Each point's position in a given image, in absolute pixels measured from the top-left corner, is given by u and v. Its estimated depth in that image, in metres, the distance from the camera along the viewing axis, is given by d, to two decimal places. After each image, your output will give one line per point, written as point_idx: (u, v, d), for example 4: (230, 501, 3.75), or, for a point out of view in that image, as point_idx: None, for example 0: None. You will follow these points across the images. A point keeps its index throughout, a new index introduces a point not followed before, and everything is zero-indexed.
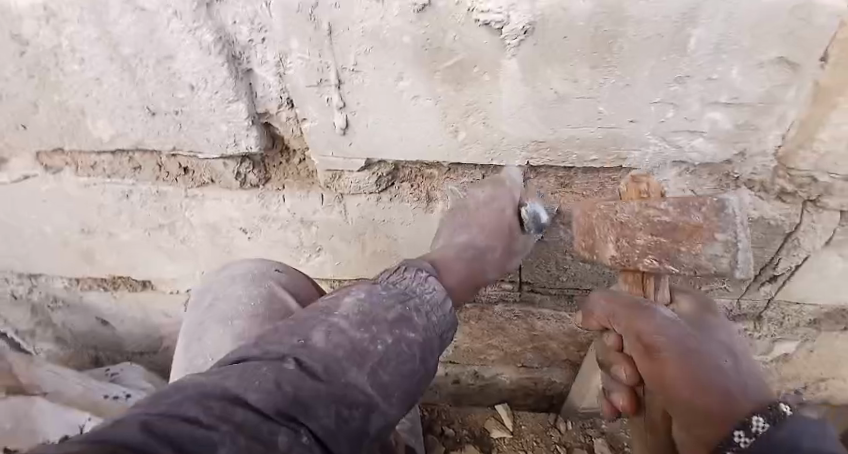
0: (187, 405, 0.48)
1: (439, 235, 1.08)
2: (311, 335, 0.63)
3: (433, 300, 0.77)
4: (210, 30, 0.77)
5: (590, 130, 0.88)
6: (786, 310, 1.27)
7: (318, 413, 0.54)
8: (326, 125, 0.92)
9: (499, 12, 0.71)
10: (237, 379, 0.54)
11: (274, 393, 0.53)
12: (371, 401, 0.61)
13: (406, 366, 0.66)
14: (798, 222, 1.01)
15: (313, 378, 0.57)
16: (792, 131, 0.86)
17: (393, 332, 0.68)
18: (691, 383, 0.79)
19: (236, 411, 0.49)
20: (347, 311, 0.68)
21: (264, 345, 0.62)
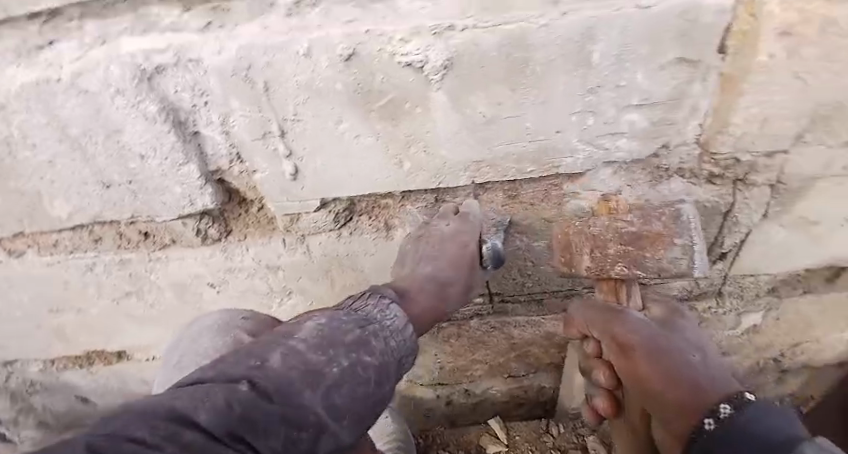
0: (133, 425, 0.48)
1: (404, 260, 1.11)
2: (268, 357, 0.68)
3: (393, 326, 0.89)
4: (154, 102, 0.81)
5: (524, 145, 0.95)
6: (743, 283, 1.34)
7: (267, 438, 0.57)
8: (276, 174, 0.96)
9: (419, 53, 0.77)
10: (188, 399, 0.54)
11: (225, 413, 0.54)
12: (321, 423, 0.66)
13: (358, 389, 0.74)
14: (732, 200, 1.08)
15: (268, 401, 0.60)
16: (707, 120, 0.94)
17: (349, 356, 0.76)
18: (663, 378, 0.91)
19: (185, 432, 0.49)
20: (306, 335, 0.75)
21: (219, 367, 0.64)
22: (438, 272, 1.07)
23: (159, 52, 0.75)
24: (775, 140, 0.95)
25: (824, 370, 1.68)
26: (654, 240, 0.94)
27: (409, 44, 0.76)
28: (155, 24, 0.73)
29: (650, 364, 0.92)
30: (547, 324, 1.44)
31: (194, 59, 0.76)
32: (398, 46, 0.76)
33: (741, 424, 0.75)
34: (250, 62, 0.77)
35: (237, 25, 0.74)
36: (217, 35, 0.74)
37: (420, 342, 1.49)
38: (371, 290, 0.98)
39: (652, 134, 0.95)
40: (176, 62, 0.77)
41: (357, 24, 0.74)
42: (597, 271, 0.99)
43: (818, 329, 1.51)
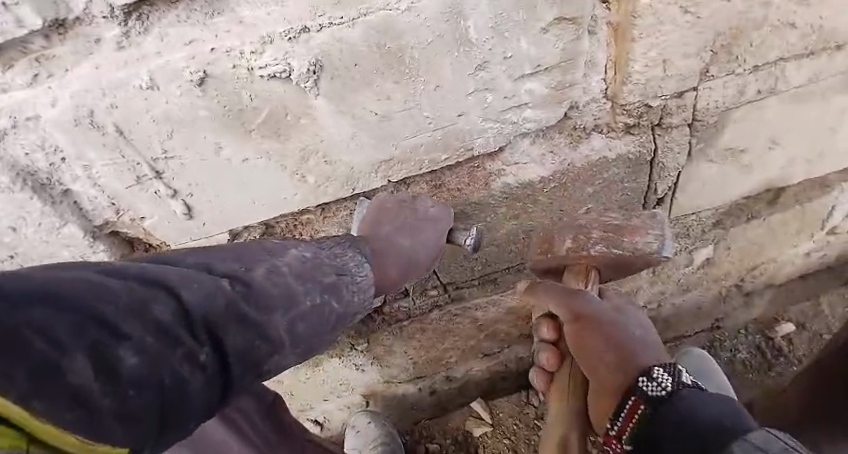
0: (110, 280, 0.47)
1: (368, 218, 0.95)
2: (253, 267, 0.67)
3: (364, 284, 0.84)
4: (3, 171, 0.74)
5: (428, 135, 0.89)
6: (687, 223, 1.32)
7: (232, 337, 0.57)
8: (167, 216, 0.91)
9: (277, 63, 0.69)
10: (177, 275, 0.54)
11: (209, 299, 0.55)
12: (280, 343, 0.64)
13: (317, 326, 0.72)
14: (654, 147, 1.05)
15: (246, 303, 0.61)
16: (609, 73, 0.91)
17: (320, 296, 0.74)
18: (609, 347, 0.94)
19: (156, 305, 0.48)
20: (290, 260, 0.74)
21: (209, 257, 0.64)
22: (418, 250, 0.95)
23: None
24: (682, 79, 0.92)
25: (785, 285, 1.71)
26: (632, 230, 0.96)
27: (263, 55, 0.68)
28: None
29: (599, 336, 0.95)
30: (507, 299, 1.42)
31: (32, 116, 0.69)
32: (251, 59, 0.69)
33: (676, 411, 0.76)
34: (90, 109, 0.69)
35: (66, 69, 0.66)
36: (47, 86, 0.66)
37: (385, 345, 1.44)
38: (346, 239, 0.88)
39: (555, 98, 0.90)
40: (14, 125, 0.69)
41: (200, 43, 0.67)
42: (580, 253, 0.96)
43: (770, 251, 1.53)
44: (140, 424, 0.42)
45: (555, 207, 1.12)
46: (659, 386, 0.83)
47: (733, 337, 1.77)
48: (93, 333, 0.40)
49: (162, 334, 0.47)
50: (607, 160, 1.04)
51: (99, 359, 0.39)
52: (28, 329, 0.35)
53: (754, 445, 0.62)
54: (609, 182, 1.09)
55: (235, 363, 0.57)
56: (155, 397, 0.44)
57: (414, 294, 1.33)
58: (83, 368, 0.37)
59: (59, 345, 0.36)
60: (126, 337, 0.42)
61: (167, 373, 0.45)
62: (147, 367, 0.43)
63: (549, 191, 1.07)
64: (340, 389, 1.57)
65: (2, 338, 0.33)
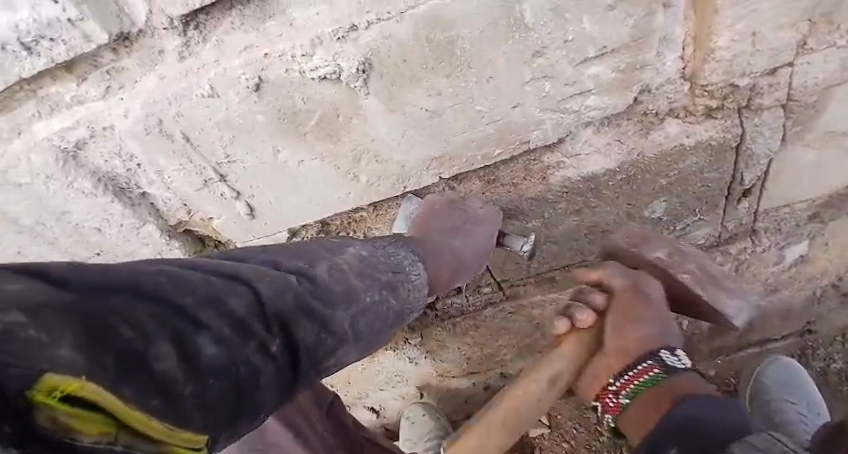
0: (190, 273, 0.48)
1: (415, 225, 0.93)
2: (316, 263, 0.65)
3: (418, 282, 0.79)
4: (87, 177, 0.80)
5: (481, 129, 0.86)
6: (777, 216, 1.18)
7: (302, 328, 0.55)
8: (232, 216, 0.96)
9: (327, 64, 0.69)
10: (249, 269, 0.55)
11: (281, 293, 0.55)
12: (341, 339, 0.62)
13: (375, 324, 0.69)
14: (741, 132, 0.93)
15: (312, 297, 0.59)
16: (688, 50, 0.82)
17: (379, 293, 0.70)
18: (653, 328, 0.91)
19: (234, 298, 0.48)
20: (349, 258, 0.70)
21: (273, 252, 0.63)
22: (465, 248, 0.91)
23: (72, 129, 0.73)
24: (776, 54, 0.81)
25: None
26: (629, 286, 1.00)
27: (313, 58, 0.68)
28: (60, 103, 0.71)
29: (649, 311, 0.91)
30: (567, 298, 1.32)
31: (107, 126, 0.74)
32: (303, 63, 0.69)
33: (693, 400, 0.79)
34: (159, 118, 0.73)
35: (135, 81, 0.70)
36: (119, 97, 0.70)
37: (438, 339, 1.43)
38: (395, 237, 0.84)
39: (623, 83, 0.83)
40: (92, 134, 0.75)
41: (256, 49, 0.67)
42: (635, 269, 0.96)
43: None
44: (215, 417, 0.40)
45: (620, 201, 1.04)
46: (679, 362, 0.91)
47: (830, 345, 1.57)
48: (174, 324, 0.40)
49: (237, 325, 0.46)
50: (684, 148, 0.94)
51: (183, 346, 0.39)
52: (118, 317, 0.35)
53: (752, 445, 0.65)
54: (685, 172, 0.99)
55: (305, 355, 0.56)
56: (232, 388, 0.43)
57: (469, 291, 1.30)
58: (169, 355, 0.37)
59: (145, 334, 0.36)
60: (204, 328, 0.42)
61: (243, 363, 0.45)
62: (225, 356, 0.43)
63: (614, 184, 1.00)
64: (395, 381, 1.59)
65: (94, 324, 0.33)
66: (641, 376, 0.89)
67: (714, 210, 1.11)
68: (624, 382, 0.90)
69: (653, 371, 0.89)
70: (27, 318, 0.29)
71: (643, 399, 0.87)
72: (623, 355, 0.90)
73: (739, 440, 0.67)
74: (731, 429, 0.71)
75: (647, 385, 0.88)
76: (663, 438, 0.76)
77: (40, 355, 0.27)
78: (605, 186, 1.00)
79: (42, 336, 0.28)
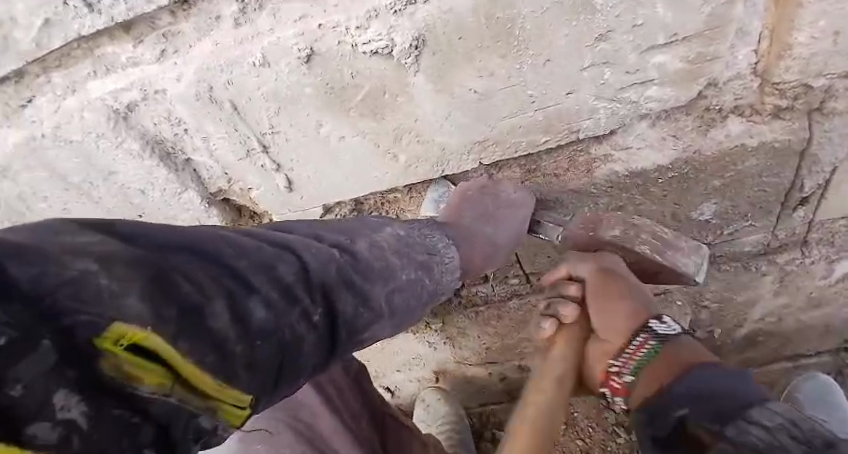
0: (243, 240, 0.49)
1: (448, 206, 0.93)
2: (357, 239, 0.64)
3: (451, 266, 0.77)
4: (135, 139, 0.81)
5: (530, 115, 0.82)
6: (833, 228, 1.11)
7: (341, 301, 0.55)
8: (271, 188, 0.96)
9: (381, 37, 0.67)
10: (296, 240, 0.55)
11: (322, 266, 0.54)
12: (378, 315, 0.62)
13: (410, 301, 0.68)
14: (808, 136, 0.87)
15: (351, 270, 0.58)
16: (763, 44, 0.76)
17: (415, 272, 0.69)
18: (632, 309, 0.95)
19: (282, 266, 0.49)
20: (387, 237, 0.69)
21: (318, 225, 0.63)
22: (497, 236, 0.91)
23: (125, 90, 0.74)
24: None
25: None
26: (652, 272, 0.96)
27: (368, 30, 0.66)
28: (114, 63, 0.71)
29: (626, 287, 0.94)
30: None
31: (159, 90, 0.74)
32: (356, 35, 0.67)
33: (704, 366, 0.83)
34: (210, 85, 0.73)
35: (189, 46, 0.69)
36: (173, 61, 0.70)
37: (461, 325, 1.43)
38: (424, 221, 0.81)
39: (689, 75, 0.78)
40: (143, 97, 0.75)
41: (310, 19, 0.65)
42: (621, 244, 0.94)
43: None
44: (260, 377, 0.41)
45: (667, 200, 1.00)
46: (670, 328, 0.94)
47: None
48: (226, 285, 0.41)
49: (286, 291, 0.47)
50: (744, 149, 0.89)
51: (234, 307, 0.40)
52: (179, 273, 0.37)
53: (775, 413, 0.70)
54: (742, 174, 0.94)
55: (343, 328, 0.56)
56: (277, 352, 0.44)
57: (497, 280, 1.28)
58: (223, 313, 0.39)
59: (203, 291, 0.38)
60: (255, 291, 0.43)
61: (288, 329, 0.45)
62: (273, 320, 0.44)
63: (664, 181, 0.95)
64: (414, 362, 1.60)
65: (161, 278, 0.35)
66: (640, 351, 0.93)
67: (766, 216, 1.05)
68: (625, 360, 0.93)
69: (649, 344, 0.93)
70: (98, 266, 0.31)
71: (652, 369, 0.89)
72: (612, 339, 0.95)
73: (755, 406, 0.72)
74: (744, 398, 0.75)
75: (650, 357, 0.91)
76: (677, 398, 0.79)
77: (109, 304, 0.29)
78: (653, 183, 0.96)
79: (113, 285, 0.31)
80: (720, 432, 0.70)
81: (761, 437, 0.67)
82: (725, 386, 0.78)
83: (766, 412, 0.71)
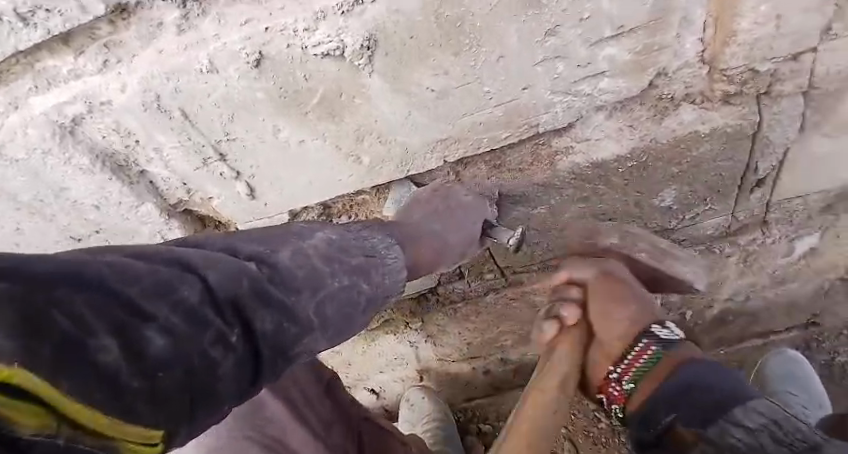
0: (134, 262, 0.39)
1: (402, 210, 0.91)
2: (278, 249, 0.57)
3: (394, 266, 0.71)
4: (84, 153, 0.78)
5: (490, 112, 0.83)
6: (790, 207, 1.15)
7: (261, 317, 0.47)
8: (233, 196, 0.94)
9: (331, 39, 0.66)
10: (199, 256, 0.46)
11: (234, 282, 0.46)
12: (307, 328, 0.53)
13: (346, 310, 0.60)
14: (758, 120, 0.90)
15: (270, 283, 0.51)
16: (708, 32, 0.78)
17: (348, 278, 0.62)
18: (635, 315, 0.93)
19: (187, 285, 0.41)
20: (316, 242, 0.62)
21: (231, 240, 0.55)
22: (448, 233, 0.85)
23: (69, 104, 0.71)
24: (799, 38, 0.76)
25: None
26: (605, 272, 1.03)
27: (316, 32, 0.65)
28: (56, 76, 0.69)
29: (629, 293, 0.95)
30: None
31: (104, 101, 0.71)
32: (305, 38, 0.66)
33: (694, 364, 0.80)
34: (157, 94, 0.71)
35: (133, 56, 0.67)
36: (117, 71, 0.68)
37: (439, 324, 1.43)
38: (369, 225, 0.77)
39: (640, 66, 0.80)
40: (89, 109, 0.72)
41: (256, 22, 0.64)
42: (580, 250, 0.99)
43: None
44: (168, 410, 0.35)
45: (629, 189, 1.02)
46: (671, 335, 0.90)
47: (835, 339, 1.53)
48: (114, 313, 0.33)
49: (192, 316, 0.39)
50: (699, 135, 0.91)
51: (126, 342, 0.33)
52: (51, 308, 0.29)
53: (759, 412, 0.66)
54: (699, 160, 0.96)
55: (267, 347, 0.48)
56: (186, 385, 0.37)
57: (471, 276, 1.29)
58: (113, 348, 0.31)
59: (82, 322, 0.30)
60: (149, 317, 0.36)
61: (198, 356, 0.38)
62: (176, 350, 0.36)
63: (624, 171, 0.97)
64: (394, 363, 1.59)
65: (28, 317, 0.27)
66: (640, 359, 0.88)
67: (724, 199, 1.08)
68: (625, 368, 0.89)
69: (650, 351, 0.88)
70: None
71: (650, 375, 0.84)
72: (611, 342, 0.92)
73: (741, 403, 0.68)
74: (730, 396, 0.71)
75: (650, 364, 0.86)
76: (665, 405, 0.76)
77: None
78: (613, 174, 0.98)
79: None
80: (703, 434, 0.66)
81: (742, 438, 0.63)
82: (713, 384, 0.74)
83: (750, 410, 0.67)
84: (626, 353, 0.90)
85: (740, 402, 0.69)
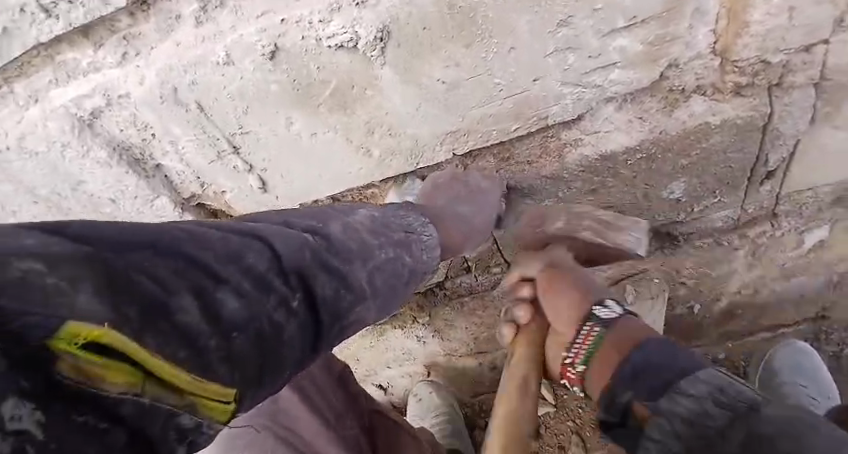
0: (211, 236, 0.46)
1: (425, 195, 0.96)
2: (327, 223, 0.63)
3: (429, 242, 0.78)
4: (101, 147, 0.79)
5: (500, 104, 0.84)
6: (800, 199, 1.15)
7: (322, 283, 0.54)
8: (245, 189, 0.95)
9: (345, 31, 0.67)
10: (265, 228, 0.53)
11: (295, 250, 0.53)
12: (360, 295, 0.60)
13: (391, 279, 0.67)
14: (769, 111, 0.90)
15: (327, 252, 0.57)
16: (721, 23, 0.78)
17: (392, 250, 0.68)
18: (561, 311, 0.97)
19: (254, 255, 0.47)
20: (360, 217, 0.68)
21: (283, 216, 0.60)
22: (472, 218, 0.94)
23: (87, 97, 0.72)
24: (813, 29, 0.76)
25: None
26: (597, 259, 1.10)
27: (331, 24, 0.66)
28: (75, 69, 0.70)
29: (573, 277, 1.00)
30: None
31: (123, 94, 0.72)
32: (320, 29, 0.66)
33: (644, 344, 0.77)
34: (174, 86, 0.72)
35: (151, 47, 0.68)
36: (135, 64, 0.69)
37: (447, 317, 1.44)
38: (401, 206, 0.82)
39: (650, 57, 0.80)
40: (107, 102, 0.73)
41: (272, 14, 0.65)
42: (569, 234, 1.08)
43: None
44: (242, 367, 0.39)
45: (638, 181, 1.02)
46: (611, 313, 0.89)
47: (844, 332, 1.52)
48: (191, 278, 0.39)
49: (260, 281, 0.45)
50: (709, 127, 0.91)
51: (205, 301, 0.38)
52: (140, 273, 0.35)
53: (702, 380, 0.66)
54: (709, 152, 0.96)
55: (328, 308, 0.54)
56: (255, 345, 0.42)
57: (480, 270, 1.29)
58: (191, 308, 0.37)
59: (164, 286, 0.36)
60: (223, 282, 0.41)
61: (264, 319, 0.43)
62: (248, 309, 0.42)
63: (634, 163, 0.97)
64: (403, 358, 1.60)
65: (116, 277, 0.33)
66: (587, 341, 0.88)
67: (734, 192, 1.08)
68: (578, 349, 0.90)
69: (596, 332, 0.88)
70: (44, 265, 0.29)
71: (599, 358, 0.84)
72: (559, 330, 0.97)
73: (688, 374, 0.68)
74: (678, 367, 0.70)
75: (596, 346, 0.86)
76: (621, 384, 0.75)
77: (63, 305, 0.27)
78: (622, 166, 0.98)
79: (62, 282, 0.28)
80: (653, 408, 0.67)
81: (689, 407, 0.63)
82: (661, 356, 0.74)
83: (695, 381, 0.66)
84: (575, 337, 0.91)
85: (685, 374, 0.69)
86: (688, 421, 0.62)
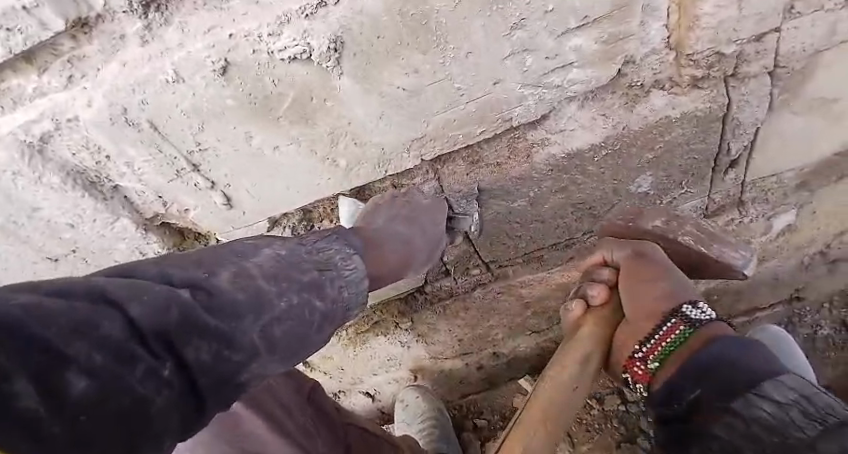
0: (42, 299, 0.34)
1: (369, 216, 0.89)
2: (216, 270, 0.51)
3: (354, 277, 0.67)
4: (55, 172, 0.77)
5: (462, 107, 0.83)
6: (764, 185, 1.17)
7: (196, 347, 0.42)
8: (208, 207, 0.93)
9: (296, 43, 0.66)
10: (121, 284, 0.41)
11: (161, 313, 0.40)
12: (252, 354, 0.49)
13: (298, 330, 0.56)
14: (727, 101, 0.92)
15: (207, 311, 0.45)
16: (673, 18, 0.79)
17: (299, 294, 0.57)
18: (640, 303, 0.85)
19: (104, 319, 0.36)
20: (261, 260, 0.58)
21: (162, 264, 0.49)
22: (416, 236, 0.87)
23: (35, 122, 0.70)
24: (763, 19, 0.78)
25: None
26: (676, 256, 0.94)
27: (281, 37, 0.65)
28: (22, 95, 0.68)
29: (660, 269, 0.86)
30: (557, 276, 1.31)
31: (72, 117, 0.70)
32: (270, 42, 0.65)
33: (719, 341, 0.73)
34: (124, 106, 0.70)
35: (97, 69, 0.66)
36: (82, 86, 0.67)
37: (429, 322, 1.43)
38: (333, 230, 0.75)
39: (607, 55, 0.81)
40: (57, 127, 0.71)
41: (219, 30, 0.64)
42: (664, 235, 0.92)
43: None
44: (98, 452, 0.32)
45: (606, 177, 1.03)
46: (704, 314, 0.80)
47: (815, 312, 1.55)
48: (32, 360, 0.29)
49: (116, 353, 0.35)
50: (670, 120, 0.92)
51: (43, 384, 0.29)
52: None
53: (790, 386, 0.62)
54: (672, 145, 0.97)
55: (205, 375, 0.43)
56: (117, 427, 0.34)
57: (458, 273, 1.28)
58: (27, 393, 0.28)
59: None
60: (69, 359, 0.31)
61: (126, 396, 0.34)
62: (107, 388, 0.33)
63: (599, 159, 0.98)
64: (388, 364, 1.59)
65: None
66: (668, 338, 0.79)
67: (700, 182, 1.10)
68: (652, 347, 0.79)
69: (680, 329, 0.79)
70: None
71: (675, 358, 0.76)
72: (640, 319, 0.83)
73: (771, 376, 0.64)
74: (761, 368, 0.66)
75: (677, 345, 0.77)
76: (688, 384, 0.71)
77: None
78: (590, 163, 0.99)
79: None
80: (728, 405, 0.63)
81: (771, 413, 0.59)
82: (740, 358, 0.69)
83: (781, 385, 0.63)
84: (654, 330, 0.80)
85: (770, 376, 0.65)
86: (766, 424, 0.59)
